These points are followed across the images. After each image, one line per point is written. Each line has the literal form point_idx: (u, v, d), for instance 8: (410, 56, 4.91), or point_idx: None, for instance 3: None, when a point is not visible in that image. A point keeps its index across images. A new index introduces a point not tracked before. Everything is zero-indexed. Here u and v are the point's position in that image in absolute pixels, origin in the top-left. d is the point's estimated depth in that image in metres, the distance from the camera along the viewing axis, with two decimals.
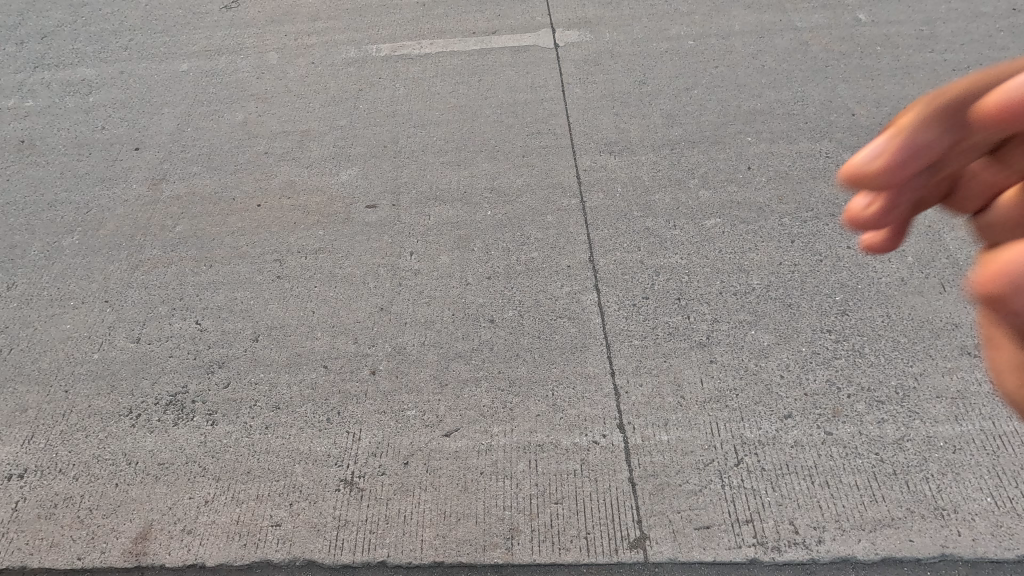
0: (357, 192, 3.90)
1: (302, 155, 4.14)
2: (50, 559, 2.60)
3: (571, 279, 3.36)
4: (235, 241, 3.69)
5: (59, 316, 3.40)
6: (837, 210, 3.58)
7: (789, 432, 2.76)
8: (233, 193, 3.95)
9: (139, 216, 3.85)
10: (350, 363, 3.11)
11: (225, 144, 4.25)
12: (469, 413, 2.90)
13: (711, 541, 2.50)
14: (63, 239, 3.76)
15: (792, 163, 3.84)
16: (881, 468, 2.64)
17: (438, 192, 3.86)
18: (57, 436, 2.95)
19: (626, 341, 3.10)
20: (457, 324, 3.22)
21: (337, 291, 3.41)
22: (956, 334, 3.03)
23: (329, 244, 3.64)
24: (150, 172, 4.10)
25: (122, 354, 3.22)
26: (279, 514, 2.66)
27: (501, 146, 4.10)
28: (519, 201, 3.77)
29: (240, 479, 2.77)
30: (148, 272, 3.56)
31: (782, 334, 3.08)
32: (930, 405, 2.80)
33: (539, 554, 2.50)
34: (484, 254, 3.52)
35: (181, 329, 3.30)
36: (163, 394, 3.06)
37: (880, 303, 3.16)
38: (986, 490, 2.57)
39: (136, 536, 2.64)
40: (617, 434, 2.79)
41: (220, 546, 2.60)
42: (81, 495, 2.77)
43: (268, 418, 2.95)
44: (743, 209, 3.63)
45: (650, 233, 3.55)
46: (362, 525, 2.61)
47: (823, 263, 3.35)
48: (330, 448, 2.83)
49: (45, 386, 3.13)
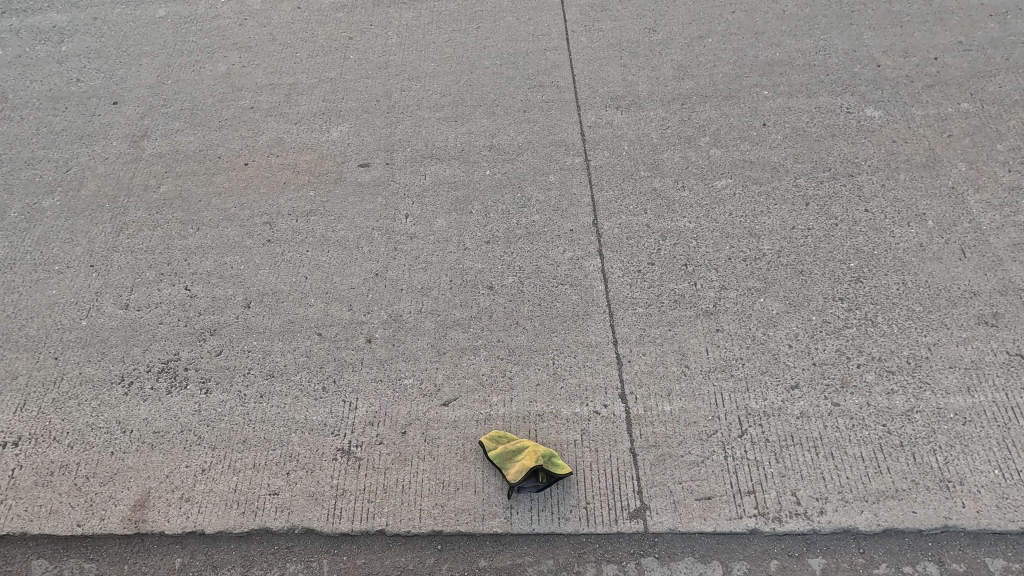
0: (349, 150, 3.69)
1: (289, 110, 3.91)
2: (49, 525, 2.60)
3: (574, 243, 3.22)
4: (223, 202, 3.53)
5: (44, 281, 3.28)
6: (856, 170, 3.39)
7: (796, 402, 2.70)
8: (219, 150, 3.75)
9: (121, 176, 3.67)
10: (345, 331, 3.02)
11: (208, 98, 4.00)
12: (467, 382, 2.83)
13: (712, 511, 2.48)
14: (43, 199, 3.60)
15: (810, 119, 3.61)
16: (888, 439, 2.59)
17: (434, 150, 3.66)
18: (50, 403, 2.90)
19: (630, 308, 2.99)
20: (455, 290, 3.11)
21: (330, 256, 3.28)
22: (973, 302, 2.91)
23: (320, 206, 3.47)
24: (130, 128, 3.88)
25: (111, 320, 3.13)
26: (276, 483, 2.64)
27: (500, 100, 3.85)
28: (520, 160, 3.57)
29: (236, 448, 2.73)
30: (135, 236, 3.42)
31: (792, 302, 2.97)
32: (942, 376, 2.72)
33: (538, 523, 2.49)
34: (482, 217, 3.36)
35: (170, 295, 3.19)
36: (155, 361, 2.99)
37: (895, 270, 3.03)
38: (994, 463, 2.52)
39: (134, 503, 2.63)
40: (619, 404, 2.73)
41: (218, 514, 2.59)
42: (77, 463, 2.74)
43: (262, 387, 2.88)
44: (756, 169, 3.43)
45: (657, 194, 3.37)
46: (361, 494, 2.59)
47: (838, 227, 3.20)
48: (326, 417, 2.78)
49: (34, 352, 3.05)
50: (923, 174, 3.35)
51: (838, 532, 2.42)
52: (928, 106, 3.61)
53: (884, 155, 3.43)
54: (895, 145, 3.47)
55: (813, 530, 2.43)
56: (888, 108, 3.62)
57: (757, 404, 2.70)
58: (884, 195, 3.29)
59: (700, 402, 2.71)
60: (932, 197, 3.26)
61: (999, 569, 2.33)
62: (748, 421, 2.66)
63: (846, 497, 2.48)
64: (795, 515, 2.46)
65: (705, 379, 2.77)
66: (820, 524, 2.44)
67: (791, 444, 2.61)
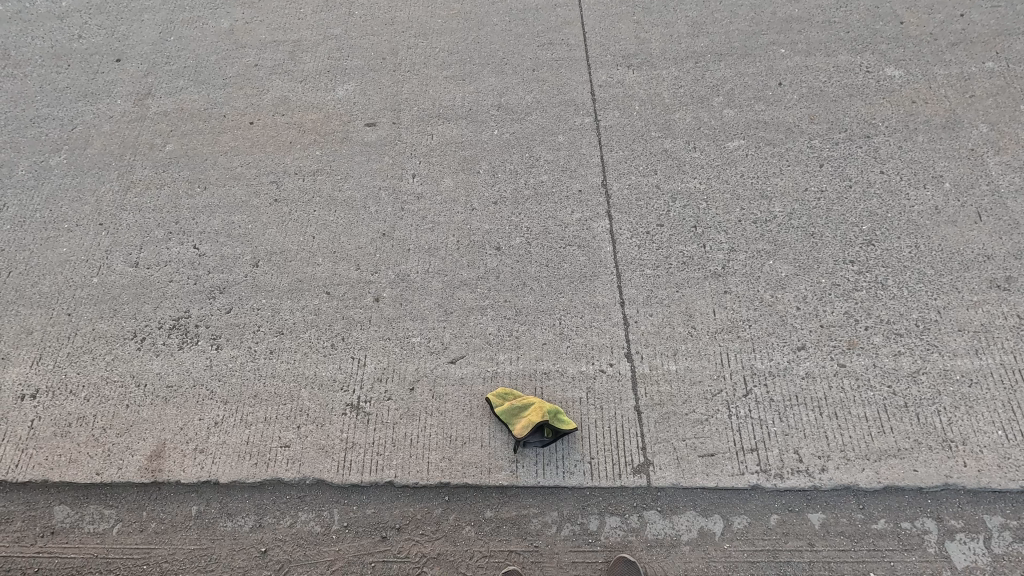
0: (355, 109, 3.64)
1: (295, 67, 3.84)
2: (69, 474, 2.68)
3: (582, 204, 3.19)
4: (229, 161, 3.51)
5: (54, 239, 3.30)
6: (873, 131, 3.31)
7: (802, 363, 2.70)
8: (224, 109, 3.71)
9: (127, 134, 3.64)
10: (353, 290, 3.03)
11: (212, 55, 3.93)
12: (474, 341, 2.85)
13: (715, 468, 2.52)
14: (50, 157, 3.59)
15: (828, 78, 3.51)
16: (893, 400, 2.60)
17: (441, 109, 3.60)
18: (65, 357, 2.95)
19: (638, 270, 2.98)
20: (462, 250, 3.10)
21: (337, 215, 3.27)
22: (986, 266, 2.88)
23: (326, 165, 3.44)
24: (134, 86, 3.83)
25: (121, 278, 3.15)
26: (288, 435, 2.70)
27: (509, 58, 3.76)
28: (529, 120, 3.51)
29: (247, 402, 2.79)
30: (142, 194, 3.42)
31: (802, 265, 2.94)
32: (950, 339, 2.72)
33: (543, 477, 2.54)
34: (490, 177, 3.32)
35: (180, 254, 3.21)
36: (167, 318, 3.03)
37: (908, 234, 2.99)
38: (998, 424, 2.54)
39: (151, 454, 2.71)
40: (624, 363, 2.75)
41: (232, 464, 2.66)
42: (94, 415, 2.80)
43: (272, 343, 2.92)
44: (770, 130, 3.36)
45: (668, 155, 3.32)
46: (370, 448, 2.65)
47: (852, 189, 3.14)
48: (335, 373, 2.82)
49: (47, 308, 3.08)
50: (942, 135, 3.27)
51: (838, 489, 2.46)
52: (952, 65, 3.50)
53: (903, 116, 3.34)
54: (914, 106, 3.38)
55: (814, 487, 2.47)
56: (909, 67, 3.51)
57: (763, 364, 2.71)
58: (900, 156, 3.22)
59: (706, 362, 2.73)
60: (950, 159, 3.19)
61: (996, 526, 2.38)
62: (753, 380, 2.68)
63: (848, 455, 2.51)
64: (796, 472, 2.49)
65: (711, 340, 2.78)
66: (821, 481, 2.47)
67: (795, 403, 2.63)
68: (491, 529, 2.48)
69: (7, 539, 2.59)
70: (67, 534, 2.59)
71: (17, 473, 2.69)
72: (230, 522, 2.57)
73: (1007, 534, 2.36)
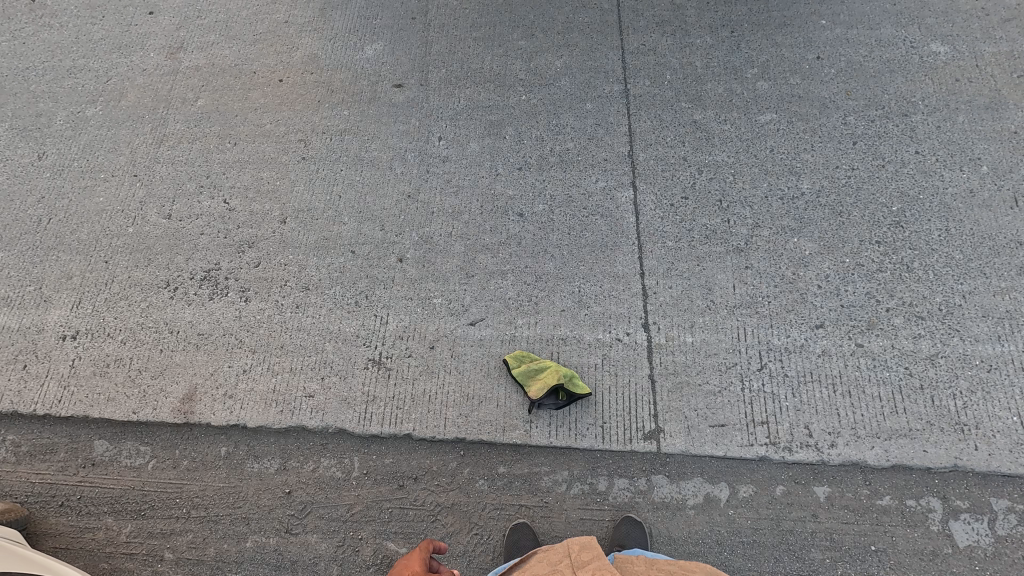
0: (383, 69, 3.63)
1: (324, 25, 3.83)
2: (108, 411, 2.84)
3: (607, 173, 3.18)
4: (259, 118, 3.55)
5: (92, 189, 3.40)
6: (912, 109, 3.22)
7: (819, 341, 2.71)
8: (253, 65, 3.73)
9: (159, 88, 3.70)
10: (378, 250, 3.09)
11: (243, 11, 3.94)
12: (494, 304, 2.91)
13: (725, 438, 2.57)
14: (86, 109, 3.66)
15: (869, 52, 3.39)
16: (908, 381, 2.61)
17: (469, 72, 3.57)
18: (103, 302, 3.08)
19: (659, 242, 2.99)
20: (485, 216, 3.13)
21: (364, 175, 3.31)
22: (1017, 252, 2.83)
23: (354, 125, 3.47)
24: (166, 40, 3.86)
25: (155, 229, 3.26)
26: (312, 386, 2.82)
27: (540, 22, 3.70)
28: (557, 86, 3.47)
29: (274, 352, 2.90)
30: (174, 148, 3.49)
31: (827, 244, 2.92)
32: (972, 324, 2.70)
33: (555, 437, 2.63)
34: (516, 143, 3.32)
35: (210, 208, 3.29)
36: (198, 270, 3.13)
37: (939, 216, 2.94)
38: (1013, 409, 2.54)
39: (183, 397, 2.85)
40: (641, 333, 2.79)
41: (259, 410, 2.79)
42: (130, 357, 2.95)
43: (298, 298, 3.01)
44: (804, 105, 3.28)
45: (697, 127, 3.27)
46: (390, 402, 2.75)
47: (884, 168, 3.08)
48: (358, 329, 2.91)
49: (86, 256, 3.21)
50: (984, 116, 3.16)
51: (846, 464, 2.50)
52: (1001, 43, 3.36)
53: (944, 95, 3.24)
54: (957, 84, 3.26)
55: (821, 461, 2.51)
56: (956, 43, 3.38)
57: (780, 340, 2.72)
58: (938, 137, 3.13)
59: (722, 336, 2.75)
60: (990, 141, 3.10)
61: (1003, 508, 2.40)
62: (769, 355, 2.70)
63: (858, 433, 2.55)
64: (805, 446, 2.54)
65: (730, 314, 2.79)
66: (830, 455, 2.52)
67: (809, 379, 2.65)
68: (503, 484, 2.59)
69: (51, 468, 2.77)
70: (106, 466, 2.77)
71: (61, 408, 2.85)
72: (257, 464, 2.72)
73: (1013, 516, 2.39)
